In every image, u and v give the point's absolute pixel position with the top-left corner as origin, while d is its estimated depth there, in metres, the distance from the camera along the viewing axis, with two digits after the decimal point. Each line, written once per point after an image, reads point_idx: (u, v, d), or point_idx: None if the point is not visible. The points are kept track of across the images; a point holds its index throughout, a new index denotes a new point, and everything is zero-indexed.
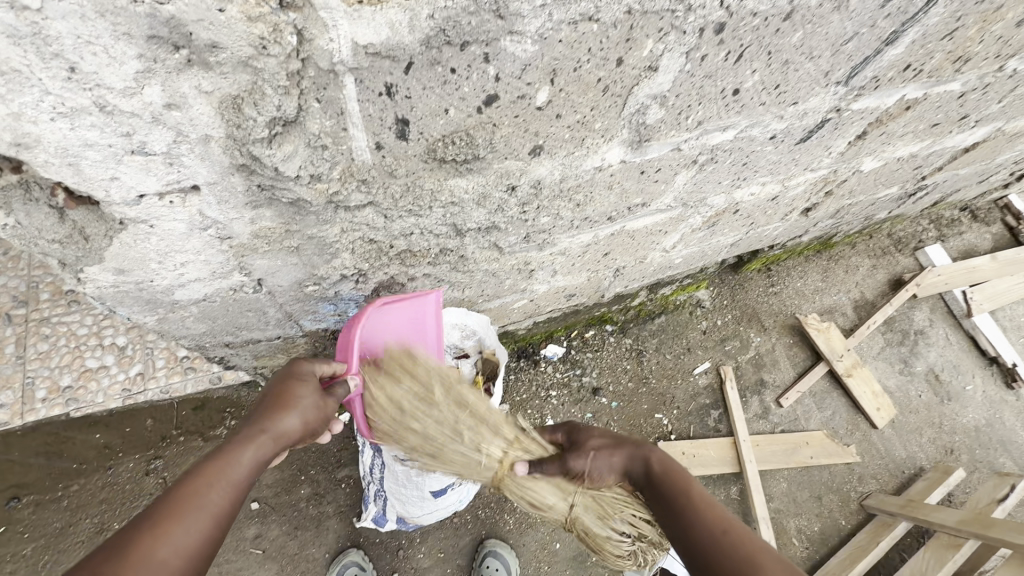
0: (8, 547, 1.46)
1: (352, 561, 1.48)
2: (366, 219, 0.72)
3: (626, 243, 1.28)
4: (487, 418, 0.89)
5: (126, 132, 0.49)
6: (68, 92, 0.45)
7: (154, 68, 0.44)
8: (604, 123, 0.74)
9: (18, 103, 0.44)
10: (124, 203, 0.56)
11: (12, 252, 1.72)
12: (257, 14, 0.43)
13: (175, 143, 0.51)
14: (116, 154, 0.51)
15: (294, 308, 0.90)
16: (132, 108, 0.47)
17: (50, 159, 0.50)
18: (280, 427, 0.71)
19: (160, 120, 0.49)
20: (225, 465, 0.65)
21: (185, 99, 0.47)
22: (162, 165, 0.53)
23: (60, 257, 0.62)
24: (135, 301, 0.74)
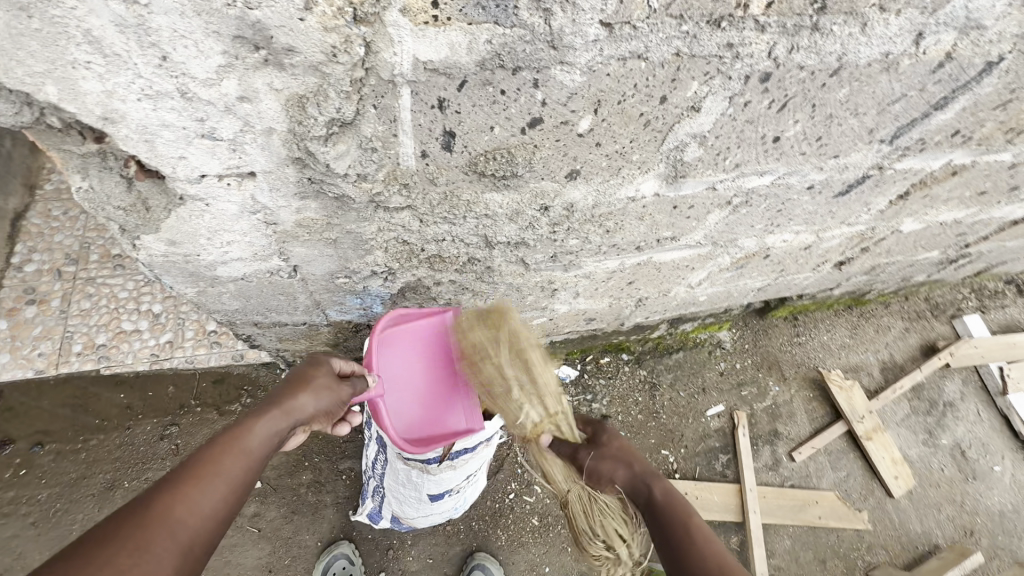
0: (25, 490, 1.53)
1: (343, 553, 1.49)
2: (402, 221, 0.76)
3: (653, 275, 1.30)
4: (547, 389, 0.94)
5: (199, 118, 0.53)
6: (157, 77, 0.49)
7: (234, 64, 0.49)
8: (642, 156, 0.76)
9: (113, 83, 0.49)
10: (187, 180, 0.60)
11: (72, 214, 1.85)
12: (332, 25, 0.47)
13: (241, 132, 0.55)
14: (188, 136, 0.55)
15: (322, 297, 0.94)
16: (209, 97, 0.51)
17: (131, 135, 0.54)
18: (292, 407, 0.78)
19: (232, 110, 0.53)
20: (240, 439, 0.71)
21: (257, 94, 0.52)
22: (226, 150, 0.57)
23: (121, 224, 0.67)
24: (179, 272, 0.78)
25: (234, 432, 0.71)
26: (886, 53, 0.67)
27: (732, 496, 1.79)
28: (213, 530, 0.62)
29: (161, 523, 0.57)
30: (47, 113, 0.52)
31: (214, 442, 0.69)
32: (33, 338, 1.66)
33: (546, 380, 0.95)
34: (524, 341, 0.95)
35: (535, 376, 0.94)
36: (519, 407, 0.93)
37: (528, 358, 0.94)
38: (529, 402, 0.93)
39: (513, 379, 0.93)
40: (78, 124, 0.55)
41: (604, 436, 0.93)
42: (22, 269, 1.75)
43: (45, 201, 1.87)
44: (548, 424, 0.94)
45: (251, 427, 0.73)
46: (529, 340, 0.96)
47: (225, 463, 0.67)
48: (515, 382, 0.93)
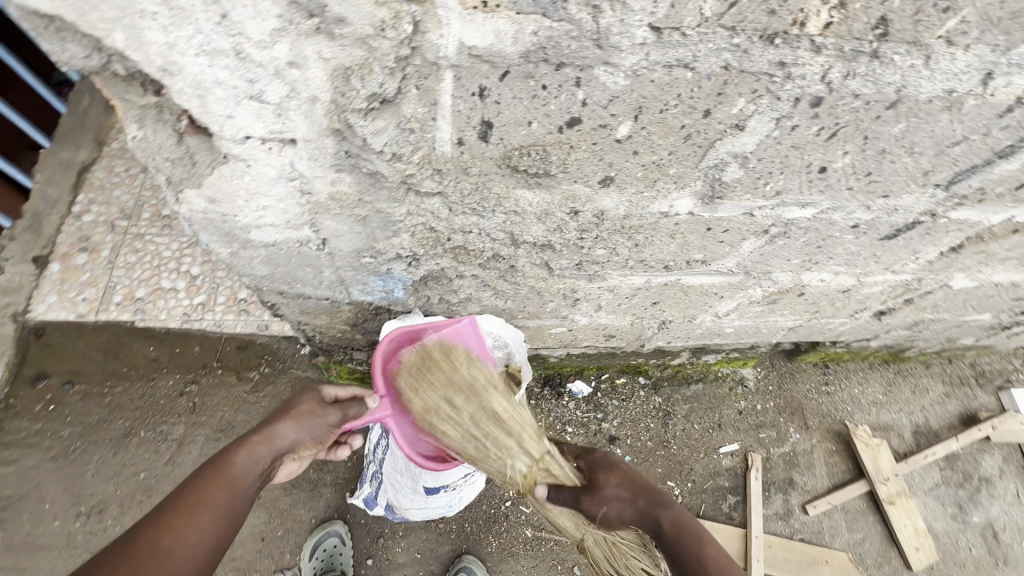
0: (51, 425, 1.60)
1: (336, 531, 1.51)
2: (432, 208, 0.77)
3: (680, 298, 1.27)
4: (523, 434, 0.98)
5: (250, 79, 0.55)
6: (216, 35, 0.51)
7: (288, 29, 0.51)
8: (679, 170, 0.75)
9: (175, 36, 0.52)
10: (232, 140, 0.62)
11: (132, 174, 1.97)
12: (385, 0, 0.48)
13: (287, 98, 0.57)
14: (238, 96, 0.57)
15: (347, 275, 0.95)
16: (261, 59, 0.53)
17: (185, 88, 0.57)
18: (278, 436, 0.85)
19: (281, 75, 0.55)
20: (227, 470, 0.78)
21: (306, 61, 0.53)
22: (272, 114, 0.59)
23: (168, 176, 0.70)
24: (216, 231, 0.82)
25: (220, 463, 0.80)
26: (949, 91, 0.64)
27: (734, 539, 1.72)
28: (201, 554, 0.70)
29: (148, 552, 0.66)
30: (112, 61, 0.55)
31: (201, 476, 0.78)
32: (80, 283, 1.77)
33: (518, 424, 0.99)
34: (482, 390, 1.00)
35: (506, 425, 0.98)
36: (503, 461, 0.96)
37: (495, 409, 0.98)
38: (510, 453, 0.97)
39: (485, 434, 0.97)
40: (139, 75, 0.58)
41: (601, 476, 0.93)
42: (80, 218, 1.88)
43: (110, 157, 2.00)
44: (539, 469, 0.97)
45: (236, 456, 0.80)
46: (483, 389, 1.00)
47: (210, 492, 0.75)
48: (486, 436, 0.97)
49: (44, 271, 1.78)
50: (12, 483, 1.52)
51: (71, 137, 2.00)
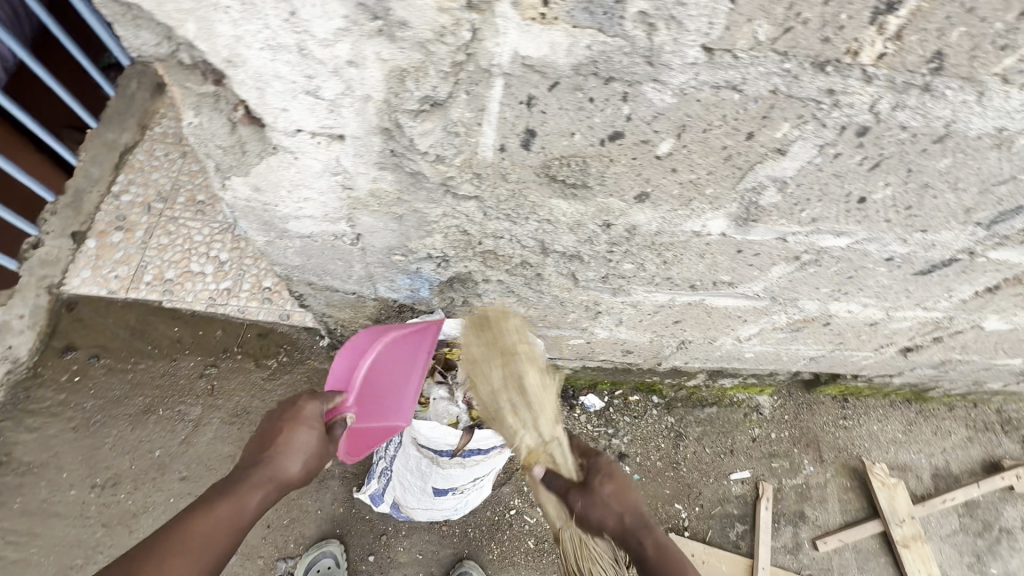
0: (74, 396, 1.63)
1: (330, 552, 1.50)
2: (467, 211, 0.78)
3: (702, 319, 1.26)
4: (544, 413, 0.99)
5: (309, 75, 0.57)
6: (282, 31, 0.53)
7: (351, 29, 0.52)
8: (715, 190, 0.75)
9: (243, 30, 0.53)
10: (283, 132, 0.64)
11: (171, 159, 2.04)
12: (448, 7, 0.49)
13: (342, 95, 0.59)
14: (295, 91, 0.59)
15: (376, 271, 0.97)
16: (322, 57, 0.55)
17: (246, 80, 0.58)
18: (285, 471, 0.84)
19: (338, 72, 0.56)
20: (233, 507, 0.77)
21: (365, 61, 0.55)
22: (325, 110, 0.61)
23: (217, 163, 0.72)
24: (256, 220, 0.84)
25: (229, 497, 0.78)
26: (1000, 129, 0.63)
27: (740, 568, 1.69)
28: None
29: None
30: (181, 49, 0.57)
31: (210, 505, 0.76)
32: (113, 261, 1.82)
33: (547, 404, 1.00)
34: (520, 357, 1.00)
35: (531, 398, 0.98)
36: (514, 429, 0.98)
37: (531, 381, 0.99)
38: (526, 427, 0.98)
39: (509, 400, 0.98)
40: (203, 64, 0.60)
41: (597, 480, 0.95)
42: (118, 198, 1.94)
43: (151, 141, 2.06)
44: (545, 451, 0.99)
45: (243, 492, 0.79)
46: (523, 356, 1.00)
47: (215, 530, 0.75)
48: (506, 401, 0.97)
49: (80, 246, 1.83)
50: (33, 449, 1.55)
51: (117, 119, 2.07)
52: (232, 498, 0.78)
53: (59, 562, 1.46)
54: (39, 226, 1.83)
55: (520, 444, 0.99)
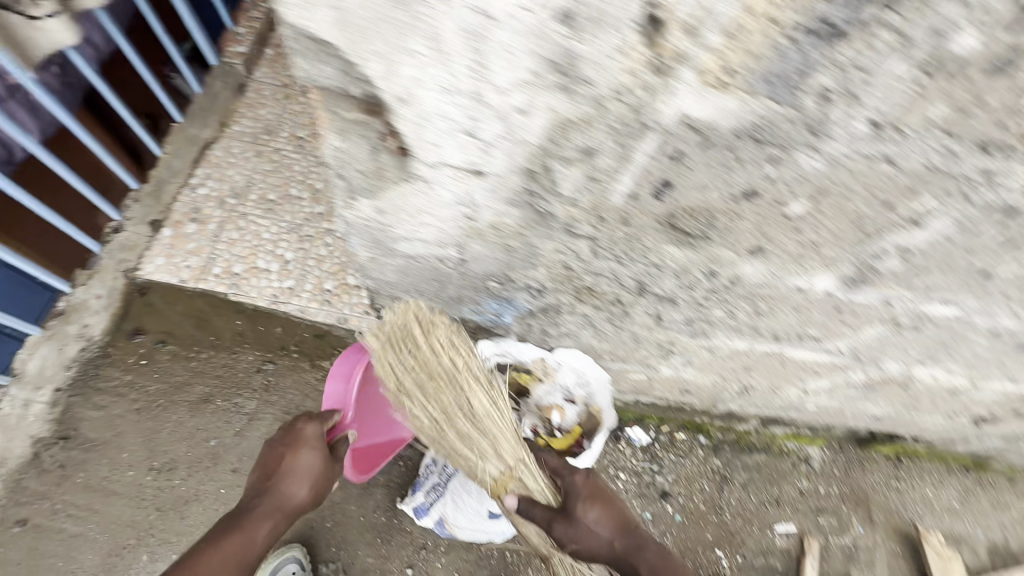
0: (139, 379, 1.69)
1: (293, 557, 1.51)
2: (578, 249, 0.79)
3: (774, 369, 1.24)
4: (499, 439, 1.08)
5: (474, 118, 0.58)
6: (463, 78, 0.54)
7: (532, 81, 0.53)
8: (834, 252, 0.74)
9: (425, 73, 0.55)
10: (427, 164, 0.66)
11: (247, 158, 2.12)
12: (635, 70, 0.50)
13: (499, 138, 0.60)
14: (454, 130, 0.60)
15: (466, 294, 0.99)
16: (495, 103, 0.56)
17: (411, 116, 0.60)
18: (290, 493, 1.13)
19: (504, 118, 0.58)
20: (252, 524, 1.08)
21: (534, 110, 0.56)
22: (478, 149, 0.62)
23: (350, 184, 0.76)
24: (367, 238, 0.87)
25: (248, 520, 1.08)
26: None
27: None
28: None
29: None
30: (352, 82, 0.61)
31: (234, 527, 1.06)
32: (186, 250, 1.89)
33: (491, 426, 1.08)
34: (457, 381, 1.07)
35: (481, 428, 1.07)
36: (474, 458, 1.07)
37: (470, 405, 1.07)
38: (483, 457, 1.07)
39: (457, 426, 1.07)
40: (365, 95, 0.63)
41: (582, 509, 1.07)
42: (195, 190, 2.02)
43: (230, 138, 2.15)
44: (513, 477, 1.07)
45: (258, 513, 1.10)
46: (461, 378, 1.07)
47: (235, 540, 1.05)
48: (455, 428, 1.07)
49: (156, 234, 1.91)
50: (98, 427, 1.60)
51: (200, 115, 2.16)
52: (249, 522, 1.08)
53: (114, 540, 1.51)
54: (121, 212, 1.92)
55: (485, 474, 1.07)
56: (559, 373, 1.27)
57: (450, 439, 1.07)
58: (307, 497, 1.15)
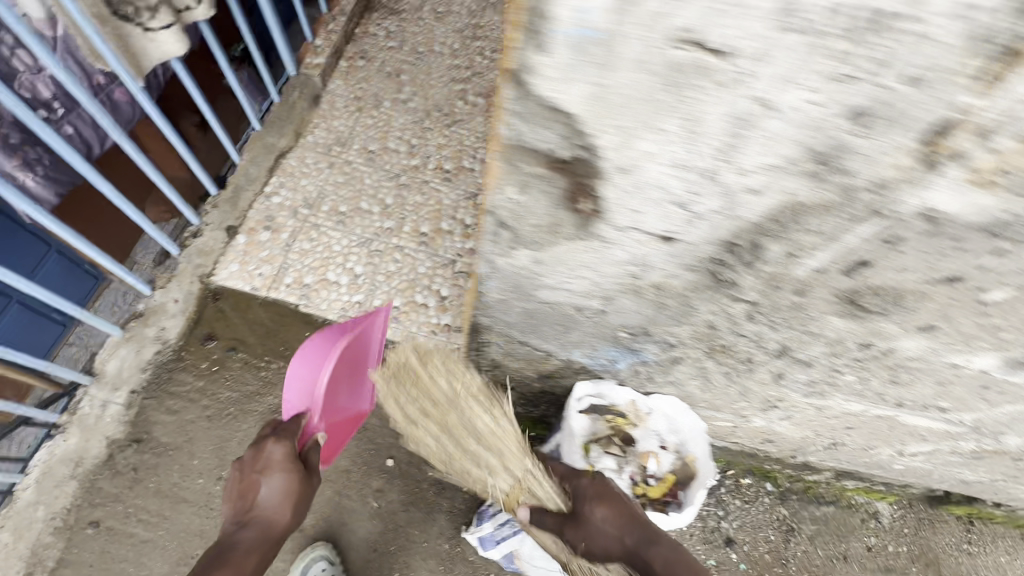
0: (211, 386, 1.69)
1: (321, 555, 1.53)
2: (731, 312, 0.80)
3: (876, 430, 1.21)
4: (508, 460, 1.14)
5: (697, 190, 0.62)
6: (706, 157, 0.58)
7: (779, 165, 0.57)
8: (1013, 336, 0.71)
9: (669, 148, 0.58)
10: (616, 226, 0.69)
11: (321, 170, 2.14)
12: (906, 161, 0.53)
13: (712, 209, 0.64)
14: (668, 198, 0.64)
15: (587, 340, 0.99)
16: (726, 180, 0.60)
17: (629, 183, 0.63)
18: (268, 517, 1.11)
19: (728, 193, 0.61)
20: (237, 555, 1.05)
21: (763, 189, 0.60)
22: (682, 217, 0.66)
23: (514, 234, 0.76)
24: (509, 284, 0.87)
25: (235, 557, 1.05)
26: None
27: None
28: None
29: None
30: (569, 142, 0.61)
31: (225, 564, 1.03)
32: (259, 258, 1.91)
33: (498, 446, 1.15)
34: (460, 406, 1.15)
35: (488, 448, 1.15)
36: (485, 476, 1.16)
37: (475, 428, 1.15)
38: (493, 475, 1.15)
39: (463, 447, 1.16)
40: (569, 156, 0.63)
41: (586, 507, 1.09)
42: (269, 199, 2.04)
43: (303, 149, 2.18)
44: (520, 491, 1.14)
45: (239, 544, 1.07)
46: (462, 404, 1.15)
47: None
48: (463, 449, 1.16)
49: (231, 240, 1.93)
50: (170, 432, 1.61)
51: (277, 125, 2.20)
52: (238, 558, 1.05)
53: (181, 550, 1.49)
54: (200, 217, 1.95)
55: (496, 490, 1.16)
56: (651, 419, 1.26)
57: (460, 460, 1.17)
58: (287, 519, 1.13)
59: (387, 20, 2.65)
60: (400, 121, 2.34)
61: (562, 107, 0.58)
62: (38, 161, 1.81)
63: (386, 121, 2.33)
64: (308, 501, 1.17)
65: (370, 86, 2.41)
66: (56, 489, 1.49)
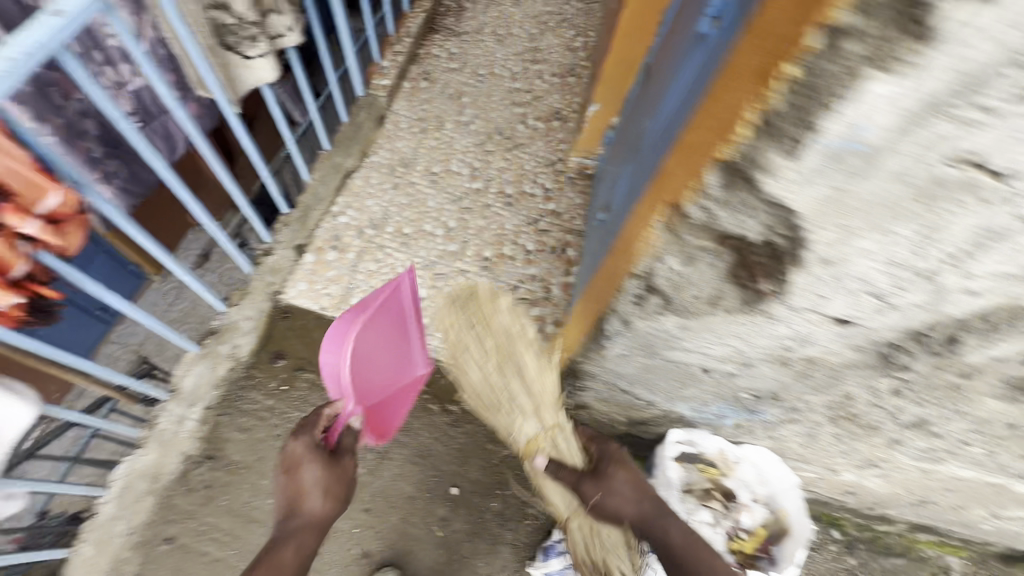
0: (281, 406, 1.70)
1: None
2: (871, 383, 0.84)
3: (977, 494, 1.18)
4: (545, 404, 1.20)
5: (898, 282, 0.66)
6: (924, 257, 0.62)
7: (998, 269, 0.61)
8: None
9: (889, 247, 0.61)
10: (793, 309, 0.72)
11: (385, 190, 2.17)
12: None
13: (906, 299, 0.67)
14: (863, 289, 0.67)
15: (700, 395, 1.00)
16: (933, 277, 0.64)
17: (827, 275, 0.66)
18: (310, 507, 1.24)
19: (929, 288, 0.65)
20: (283, 541, 1.20)
21: (971, 286, 0.64)
22: (870, 304, 0.69)
23: (667, 301, 0.80)
24: (639, 341, 0.90)
25: (292, 535, 1.21)
26: None
27: None
28: None
29: None
30: (774, 230, 0.64)
31: (283, 542, 1.19)
32: (327, 277, 1.93)
33: (542, 386, 1.20)
34: (513, 342, 1.19)
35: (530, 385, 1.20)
36: (518, 414, 1.22)
37: (524, 365, 1.20)
38: (526, 414, 1.21)
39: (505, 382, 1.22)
40: (766, 242, 0.66)
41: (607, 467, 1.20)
42: (337, 218, 2.06)
43: (369, 168, 2.20)
44: (544, 439, 1.20)
45: (286, 530, 1.22)
46: (518, 341, 1.19)
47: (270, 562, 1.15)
48: (504, 384, 1.21)
49: (300, 258, 1.96)
50: (241, 450, 1.62)
51: (345, 144, 2.23)
52: (293, 537, 1.21)
53: None
54: (271, 235, 1.98)
55: (521, 432, 1.22)
56: (739, 469, 1.26)
57: (499, 396, 1.23)
58: (330, 500, 1.26)
59: (449, 42, 2.69)
60: (462, 144, 2.36)
61: (787, 204, 0.60)
62: (116, 175, 2.06)
63: (449, 143, 2.35)
64: (346, 480, 1.29)
65: (433, 108, 2.45)
66: (134, 503, 1.52)
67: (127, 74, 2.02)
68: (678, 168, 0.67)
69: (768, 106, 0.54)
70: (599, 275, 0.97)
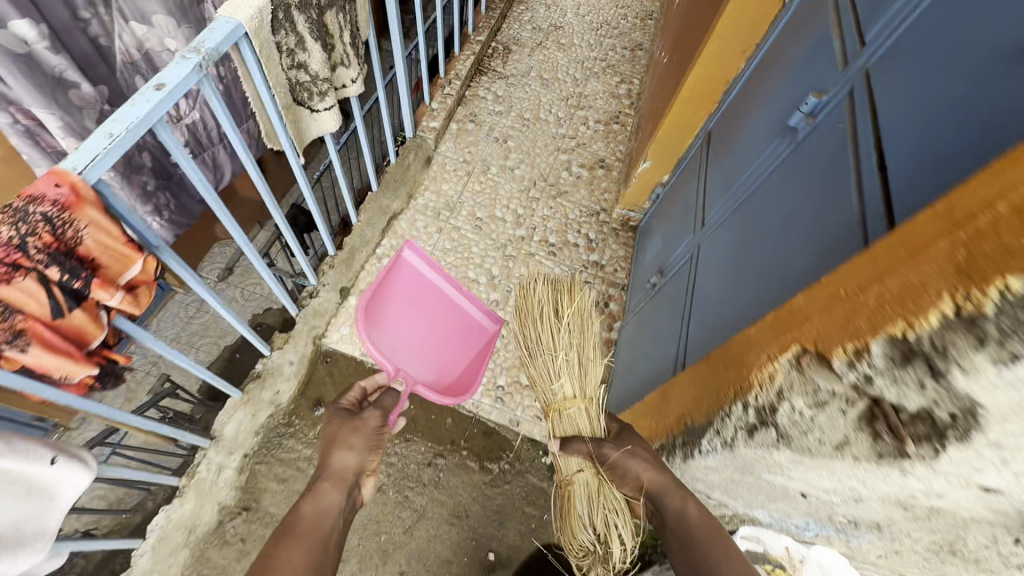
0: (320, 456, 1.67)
1: None
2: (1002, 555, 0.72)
3: None
4: (590, 375, 1.50)
5: None
6: None
7: None
8: None
9: None
10: (935, 483, 0.60)
11: (430, 234, 2.17)
12: None
13: None
14: None
15: (787, 513, 0.94)
16: None
17: (991, 458, 0.53)
18: (346, 461, 1.17)
19: None
20: (326, 489, 1.10)
21: None
22: None
23: (782, 429, 0.74)
24: (735, 460, 0.86)
25: (314, 487, 1.09)
26: None
27: None
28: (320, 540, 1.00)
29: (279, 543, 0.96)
30: (938, 404, 0.55)
31: (304, 493, 1.07)
32: None
33: (592, 362, 1.53)
34: (580, 321, 1.60)
35: (581, 358, 1.52)
36: (564, 375, 1.48)
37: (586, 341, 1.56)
38: (571, 378, 1.47)
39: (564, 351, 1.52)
40: (922, 413, 0.57)
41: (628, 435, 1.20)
42: (382, 261, 2.06)
43: (414, 212, 2.21)
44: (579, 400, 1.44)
45: (324, 482, 1.12)
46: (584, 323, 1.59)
47: (307, 510, 1.04)
48: (563, 351, 1.52)
49: (344, 301, 1.95)
50: (278, 502, 1.59)
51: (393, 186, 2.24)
52: (315, 490, 1.08)
53: None
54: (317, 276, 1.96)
55: (560, 389, 1.46)
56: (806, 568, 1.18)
57: (550, 359, 1.51)
58: (352, 453, 1.18)
59: (495, 84, 2.72)
60: (507, 189, 2.36)
61: (972, 394, 0.51)
62: (166, 207, 2.09)
63: (493, 188, 2.35)
64: (370, 434, 1.25)
65: (479, 151, 2.46)
66: (169, 557, 1.47)
67: (187, 109, 2.05)
68: (824, 319, 0.67)
69: (973, 305, 0.48)
70: (706, 368, 0.98)
